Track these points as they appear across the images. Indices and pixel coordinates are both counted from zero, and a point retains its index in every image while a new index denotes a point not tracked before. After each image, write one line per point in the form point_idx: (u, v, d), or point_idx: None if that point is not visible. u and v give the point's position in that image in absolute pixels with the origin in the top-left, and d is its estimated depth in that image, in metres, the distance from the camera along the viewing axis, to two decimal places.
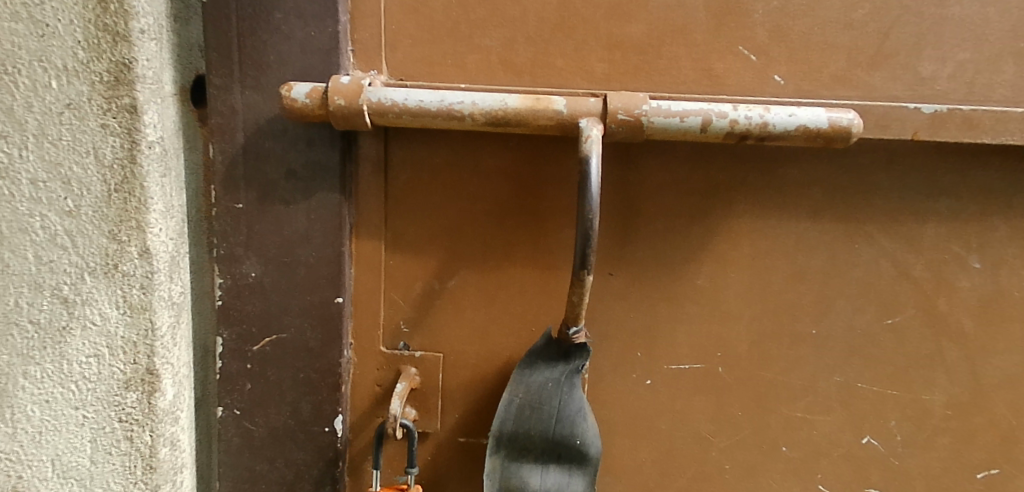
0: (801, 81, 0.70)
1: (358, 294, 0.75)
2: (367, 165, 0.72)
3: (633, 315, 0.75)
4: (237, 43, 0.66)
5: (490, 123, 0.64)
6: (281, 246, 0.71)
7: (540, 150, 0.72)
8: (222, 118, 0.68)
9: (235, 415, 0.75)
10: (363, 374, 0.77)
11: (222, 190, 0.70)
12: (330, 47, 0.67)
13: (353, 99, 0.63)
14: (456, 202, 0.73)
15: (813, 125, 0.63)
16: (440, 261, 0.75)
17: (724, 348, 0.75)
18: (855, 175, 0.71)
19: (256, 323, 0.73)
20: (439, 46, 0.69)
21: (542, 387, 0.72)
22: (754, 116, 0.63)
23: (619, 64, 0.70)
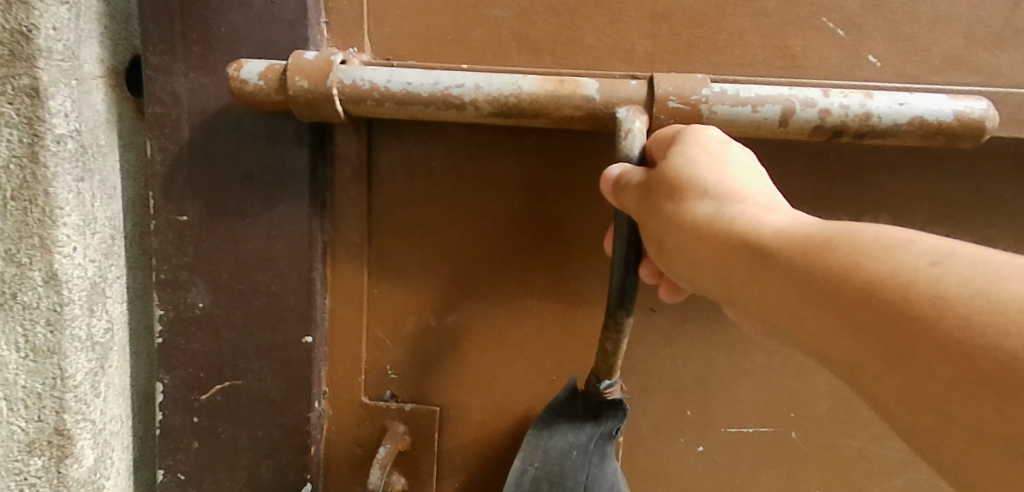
0: (906, 61, 0.54)
1: (334, 331, 0.60)
2: (346, 169, 0.58)
3: (683, 365, 0.59)
4: (179, 12, 0.53)
5: (498, 113, 0.49)
6: (236, 270, 0.57)
7: (565, 151, 0.56)
8: (162, 107, 0.54)
9: (178, 481, 0.60)
10: (339, 430, 0.62)
11: (162, 198, 0.56)
12: (297, 17, 0.53)
13: (318, 80, 0.48)
14: (459, 217, 0.58)
15: (933, 118, 0.46)
16: (437, 290, 0.59)
17: (798, 407, 0.59)
18: (981, 187, 0.53)
19: (205, 367, 0.58)
20: (437, 17, 0.55)
21: (564, 456, 0.56)
22: (853, 105, 0.46)
23: (666, 41, 0.55)
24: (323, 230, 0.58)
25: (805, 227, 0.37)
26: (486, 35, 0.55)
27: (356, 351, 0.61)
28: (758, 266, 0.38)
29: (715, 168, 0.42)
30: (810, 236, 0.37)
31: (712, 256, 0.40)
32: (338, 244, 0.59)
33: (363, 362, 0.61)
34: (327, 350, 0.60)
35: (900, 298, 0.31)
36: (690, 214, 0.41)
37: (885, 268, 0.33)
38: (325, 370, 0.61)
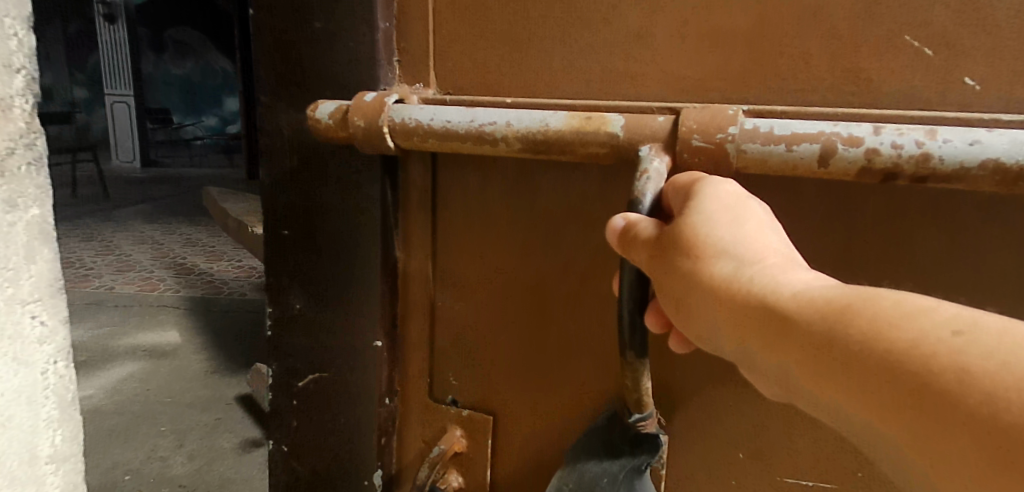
0: (1016, 86, 0.45)
1: (404, 336, 0.67)
2: (414, 192, 0.64)
3: (737, 406, 0.56)
4: (280, 61, 0.62)
5: (528, 149, 0.51)
6: (325, 279, 0.66)
7: (610, 181, 0.55)
8: (270, 139, 0.65)
9: (283, 452, 0.72)
10: (407, 425, 0.69)
11: (270, 216, 0.66)
12: (371, 56, 0.59)
13: (371, 118, 0.54)
14: (512, 240, 0.60)
15: (1012, 159, 0.39)
16: (494, 309, 0.63)
17: (868, 467, 0.52)
18: None
19: (302, 358, 0.69)
20: (492, 51, 0.58)
21: (596, 481, 0.55)
22: (908, 144, 0.41)
23: (719, 67, 0.52)
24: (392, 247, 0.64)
25: (827, 289, 0.34)
26: (536, 67, 0.57)
27: (423, 355, 0.67)
28: (774, 329, 0.35)
29: (733, 225, 0.39)
30: (830, 300, 0.34)
31: (731, 318, 0.37)
32: (408, 260, 0.65)
33: (428, 366, 0.67)
34: (398, 353, 0.67)
35: (922, 373, 0.28)
36: (711, 275, 0.38)
37: (903, 339, 0.30)
38: (396, 371, 0.68)
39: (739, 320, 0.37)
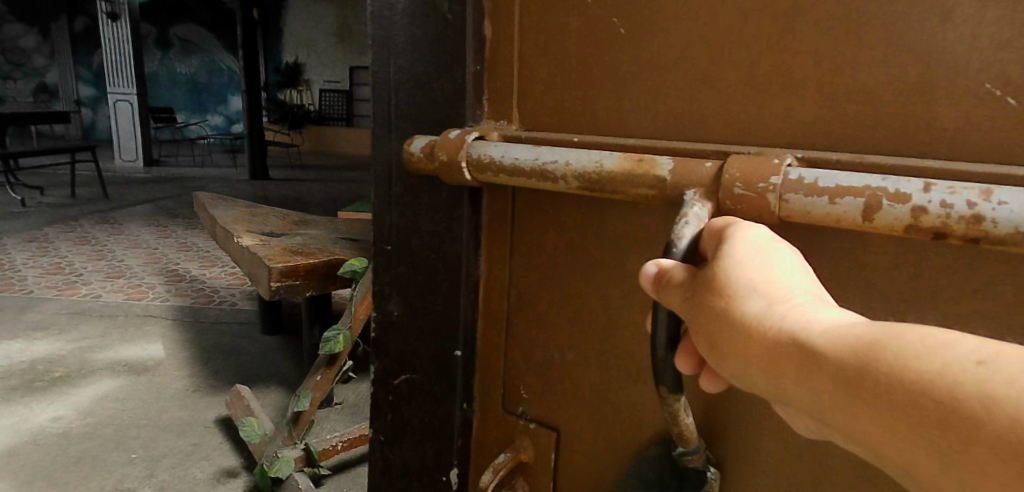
0: None
1: (482, 350, 0.65)
2: (497, 213, 0.62)
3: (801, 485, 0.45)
4: (390, 91, 0.63)
5: (585, 189, 0.48)
6: (419, 284, 0.67)
7: (671, 220, 0.50)
8: (380, 161, 0.68)
9: (379, 442, 0.74)
10: (485, 431, 0.67)
11: (380, 222, 0.69)
12: (459, 96, 0.58)
13: (450, 153, 0.55)
14: (578, 256, 0.56)
15: None
16: (558, 334, 0.59)
17: None
18: None
19: (396, 356, 0.71)
20: (558, 86, 0.53)
21: None
22: (961, 202, 0.34)
23: (780, 110, 0.42)
24: (472, 267, 0.63)
25: (860, 324, 0.28)
26: (594, 101, 0.51)
27: (495, 369, 0.65)
28: (795, 364, 0.29)
29: (756, 265, 0.33)
30: (861, 335, 0.27)
31: (759, 361, 0.31)
32: (489, 277, 0.64)
33: (501, 379, 0.65)
34: (476, 365, 0.66)
35: (944, 401, 0.24)
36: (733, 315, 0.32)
37: (926, 369, 0.25)
38: (473, 381, 0.66)
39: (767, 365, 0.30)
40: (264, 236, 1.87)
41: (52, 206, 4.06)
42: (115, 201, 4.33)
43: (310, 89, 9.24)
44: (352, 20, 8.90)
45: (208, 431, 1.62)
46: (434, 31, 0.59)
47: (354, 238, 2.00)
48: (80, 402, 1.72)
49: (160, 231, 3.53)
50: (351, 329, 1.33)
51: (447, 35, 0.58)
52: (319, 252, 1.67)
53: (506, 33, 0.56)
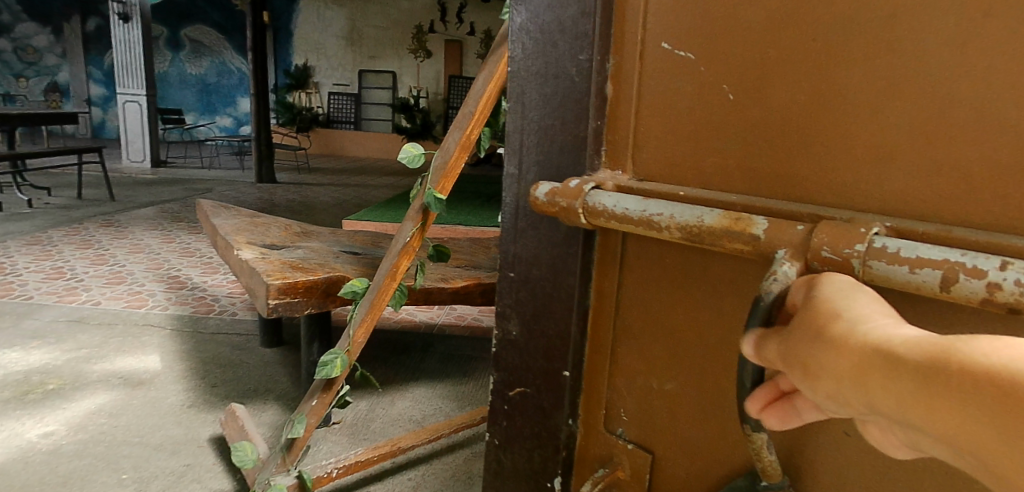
0: None
1: (589, 371, 0.74)
2: (608, 254, 0.70)
3: None
4: (520, 135, 0.74)
5: (684, 238, 0.54)
6: (535, 310, 0.77)
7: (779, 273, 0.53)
8: (510, 188, 0.77)
9: (494, 446, 0.85)
10: (587, 446, 0.76)
11: (505, 259, 0.79)
12: (582, 148, 0.69)
13: (569, 200, 0.63)
14: (682, 302, 0.63)
15: None
16: (659, 361, 0.66)
17: None
18: None
19: (515, 373, 0.81)
20: (670, 144, 0.62)
21: None
22: None
23: (873, 181, 0.49)
24: (583, 297, 0.72)
25: (930, 334, 0.33)
26: (702, 162, 0.59)
27: (599, 389, 0.73)
28: (876, 368, 0.34)
29: (841, 300, 0.39)
30: (930, 342, 0.32)
31: (844, 373, 0.35)
32: (597, 307, 0.72)
33: (604, 399, 0.73)
34: (582, 384, 0.75)
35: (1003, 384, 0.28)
36: (824, 338, 0.37)
37: (990, 363, 0.29)
38: (579, 397, 0.76)
39: (852, 374, 0.35)
40: (264, 248, 1.83)
41: (56, 207, 4.05)
42: (123, 204, 4.30)
43: (319, 92, 9.26)
44: (362, 23, 8.94)
45: (201, 450, 1.57)
46: (563, 87, 0.70)
47: (355, 251, 1.95)
48: (70, 417, 1.67)
49: (163, 235, 3.49)
50: (350, 353, 1.29)
51: (575, 92, 0.69)
52: (318, 268, 1.62)
53: (626, 91, 0.65)
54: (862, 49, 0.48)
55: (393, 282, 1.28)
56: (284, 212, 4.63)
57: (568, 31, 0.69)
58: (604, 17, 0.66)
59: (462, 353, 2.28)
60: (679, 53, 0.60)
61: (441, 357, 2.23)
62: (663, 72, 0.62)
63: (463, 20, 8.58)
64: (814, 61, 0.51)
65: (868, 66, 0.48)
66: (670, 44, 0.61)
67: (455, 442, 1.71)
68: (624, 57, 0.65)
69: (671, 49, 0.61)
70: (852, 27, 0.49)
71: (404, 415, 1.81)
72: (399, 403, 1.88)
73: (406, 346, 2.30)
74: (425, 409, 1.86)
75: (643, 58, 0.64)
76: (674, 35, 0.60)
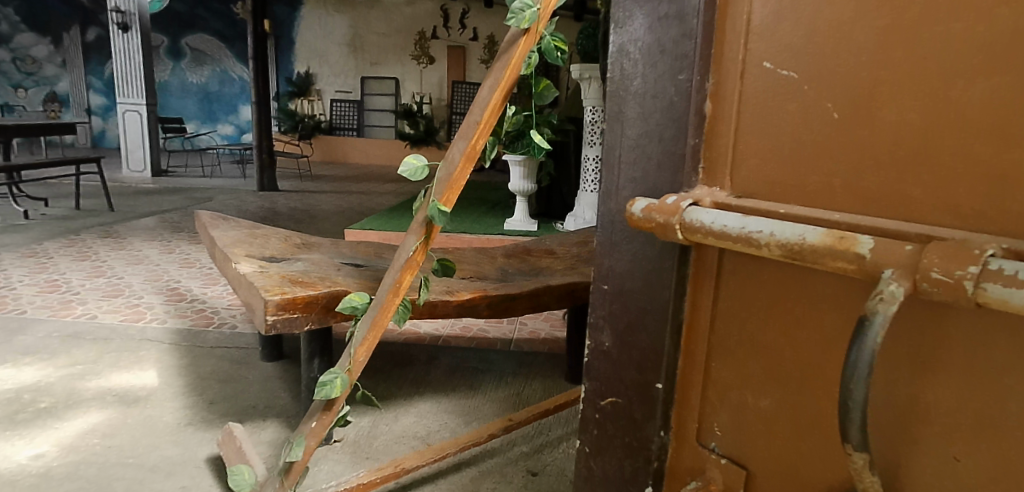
0: None
1: (683, 383, 0.73)
2: (703, 269, 0.69)
3: None
4: (618, 154, 0.73)
5: (787, 257, 0.53)
6: (628, 322, 0.77)
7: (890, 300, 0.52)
8: (604, 207, 0.77)
9: (585, 453, 0.85)
10: (679, 456, 0.75)
11: (598, 275, 0.79)
12: (679, 165, 0.67)
13: (667, 217, 0.62)
14: (782, 320, 0.62)
15: None
16: (756, 377, 0.66)
17: None
18: None
19: (605, 382, 0.81)
20: (773, 164, 0.60)
21: None
22: None
23: (994, 201, 0.46)
24: (678, 311, 0.71)
25: None
26: (807, 182, 0.57)
27: (692, 402, 0.73)
28: None
29: None
30: None
31: None
32: (692, 321, 0.71)
33: (697, 411, 0.73)
34: (675, 397, 0.74)
35: None
36: None
37: None
38: (671, 409, 0.75)
39: None
40: (263, 261, 1.77)
41: (54, 219, 3.99)
42: (123, 214, 4.26)
43: (321, 99, 9.22)
44: (364, 30, 8.93)
45: (199, 472, 1.51)
46: (661, 107, 0.68)
47: (358, 263, 1.90)
48: (62, 438, 1.61)
49: (162, 246, 3.44)
50: (350, 372, 1.23)
51: (673, 113, 0.67)
52: (319, 282, 1.56)
53: (726, 110, 0.63)
54: (980, 67, 0.46)
55: (396, 298, 1.22)
56: (286, 220, 4.58)
57: (668, 52, 0.67)
58: (705, 38, 0.64)
59: (468, 366, 2.21)
60: (782, 72, 0.58)
61: (447, 370, 2.17)
62: (764, 94, 0.60)
63: (466, 26, 8.63)
64: (929, 80, 0.49)
65: (989, 82, 0.46)
66: (773, 63, 0.59)
67: (462, 460, 1.65)
68: (725, 76, 0.63)
69: (774, 68, 0.59)
70: (968, 42, 0.47)
71: (409, 431, 1.75)
72: (403, 419, 1.82)
73: (410, 359, 2.24)
74: (430, 425, 1.79)
75: (743, 78, 0.62)
76: (776, 55, 0.59)
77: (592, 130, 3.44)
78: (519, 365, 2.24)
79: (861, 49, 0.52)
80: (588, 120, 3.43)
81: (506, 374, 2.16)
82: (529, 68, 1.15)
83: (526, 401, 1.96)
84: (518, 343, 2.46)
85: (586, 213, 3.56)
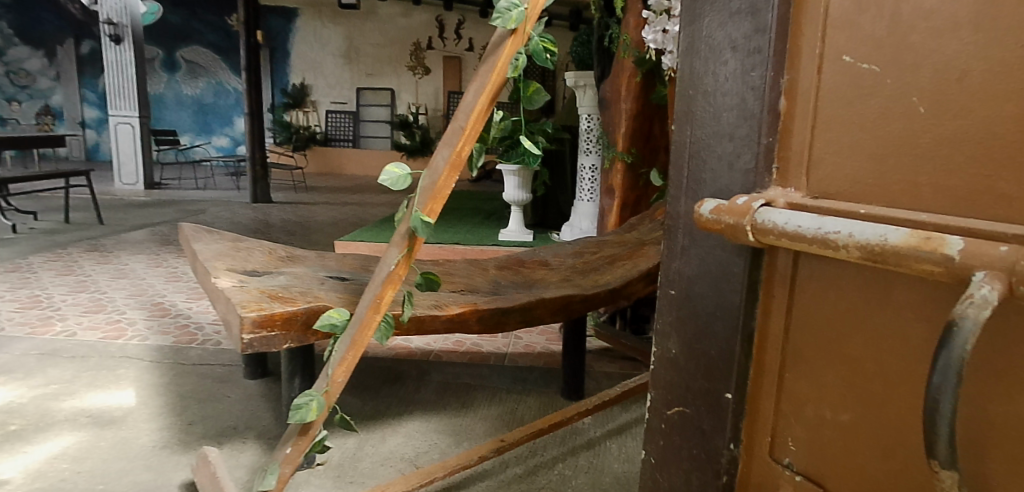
0: None
1: (754, 396, 0.68)
2: (776, 275, 0.64)
3: None
4: (688, 153, 0.70)
5: (868, 260, 0.49)
6: (697, 328, 0.71)
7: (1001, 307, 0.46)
8: (671, 216, 0.73)
9: (651, 463, 0.79)
10: (749, 472, 0.69)
11: (665, 278, 0.75)
12: (750, 164, 0.63)
13: (738, 218, 0.59)
14: (862, 326, 0.56)
15: None
16: (834, 389, 0.59)
17: None
18: None
19: (671, 390, 0.75)
20: (851, 163, 0.55)
21: None
22: None
23: None
24: (749, 318, 0.66)
25: None
26: (889, 183, 0.52)
27: (764, 415, 0.67)
28: None
29: None
30: None
31: None
32: (763, 331, 0.66)
33: (770, 426, 0.67)
34: (746, 409, 0.68)
35: None
36: None
37: None
38: (742, 422, 0.69)
39: None
40: (244, 275, 1.70)
41: (40, 232, 3.92)
42: (111, 228, 4.19)
43: (316, 110, 9.18)
44: (359, 41, 8.92)
45: None
46: (731, 105, 0.64)
47: (344, 276, 1.82)
48: (30, 463, 1.53)
49: (149, 259, 3.37)
50: (327, 394, 1.15)
51: (746, 112, 0.63)
52: (300, 298, 1.48)
53: (803, 107, 0.59)
54: None
55: (377, 315, 1.15)
56: (277, 232, 4.51)
57: (740, 48, 0.63)
58: (779, 33, 0.60)
59: (460, 381, 2.14)
60: (863, 66, 0.53)
61: (438, 387, 2.09)
62: (842, 90, 0.55)
63: (462, 36, 8.65)
64: None
65: None
66: (853, 56, 0.54)
67: (450, 484, 1.57)
68: (801, 71, 0.59)
69: (854, 62, 0.54)
70: None
71: (397, 453, 1.67)
72: (391, 440, 1.74)
73: (400, 375, 2.16)
74: (419, 445, 1.71)
75: (822, 73, 0.57)
76: (857, 47, 0.54)
77: (590, 139, 3.39)
78: (514, 381, 2.16)
79: (953, 38, 0.47)
80: (585, 128, 3.38)
81: (500, 389, 2.09)
82: (517, 70, 1.08)
83: (520, 419, 1.88)
84: (513, 358, 2.38)
85: (583, 223, 3.49)
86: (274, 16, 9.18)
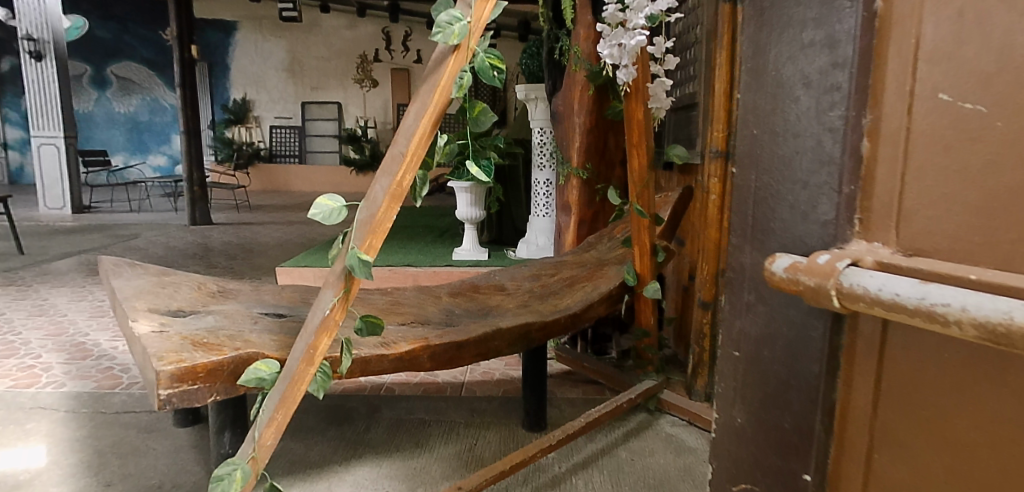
0: None
1: (834, 475, 0.67)
2: (859, 343, 0.63)
3: None
4: (755, 193, 0.72)
5: (987, 339, 0.47)
6: (769, 393, 0.73)
7: None
8: (735, 272, 0.77)
9: None
10: None
11: (728, 338, 0.78)
12: (833, 214, 0.64)
13: (820, 279, 0.58)
14: (968, 410, 0.55)
15: None
16: (936, 477, 0.58)
17: None
18: None
19: (737, 467, 0.78)
20: (952, 217, 0.55)
21: None
22: None
23: None
24: (829, 390, 0.66)
25: None
26: (1000, 238, 0.52)
27: None
28: None
29: None
30: None
31: None
32: (845, 404, 0.65)
33: None
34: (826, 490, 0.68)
35: None
36: None
37: None
38: None
39: None
40: (166, 317, 1.51)
41: None
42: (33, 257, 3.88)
43: (260, 126, 8.86)
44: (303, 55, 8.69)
45: None
46: (807, 148, 0.66)
47: (281, 313, 1.66)
48: None
49: (70, 292, 3.10)
50: (254, 462, 1.01)
51: (823, 155, 0.64)
52: (227, 343, 1.32)
53: (888, 150, 0.59)
54: None
55: (310, 367, 1.01)
56: (217, 256, 4.26)
57: (815, 85, 0.64)
58: (860, 68, 0.60)
59: (415, 418, 1.99)
60: (965, 105, 0.53)
61: (390, 425, 1.94)
62: (938, 130, 0.55)
63: (409, 48, 8.50)
64: None
65: None
66: (951, 95, 0.54)
67: None
68: (884, 112, 0.59)
69: (953, 100, 0.54)
70: None
71: None
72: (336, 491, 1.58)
73: (349, 414, 2.00)
74: None
75: (911, 113, 0.57)
76: (955, 85, 0.54)
77: (541, 151, 3.28)
78: (471, 413, 2.03)
79: None
80: (537, 142, 3.27)
81: (457, 424, 1.96)
82: (462, 90, 0.94)
83: (479, 458, 1.75)
84: (471, 388, 2.25)
85: (539, 239, 3.40)
86: (212, 30, 8.86)
